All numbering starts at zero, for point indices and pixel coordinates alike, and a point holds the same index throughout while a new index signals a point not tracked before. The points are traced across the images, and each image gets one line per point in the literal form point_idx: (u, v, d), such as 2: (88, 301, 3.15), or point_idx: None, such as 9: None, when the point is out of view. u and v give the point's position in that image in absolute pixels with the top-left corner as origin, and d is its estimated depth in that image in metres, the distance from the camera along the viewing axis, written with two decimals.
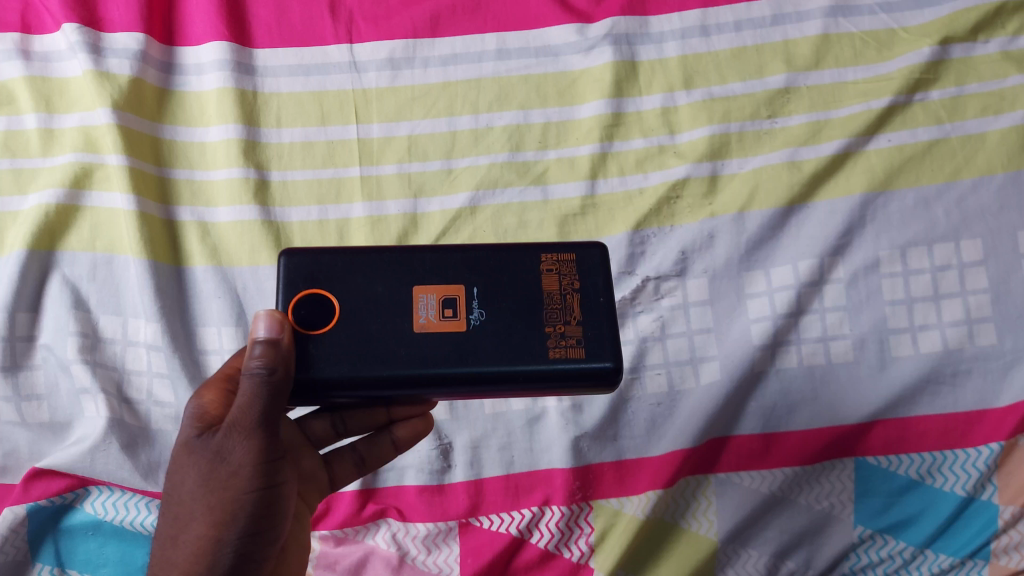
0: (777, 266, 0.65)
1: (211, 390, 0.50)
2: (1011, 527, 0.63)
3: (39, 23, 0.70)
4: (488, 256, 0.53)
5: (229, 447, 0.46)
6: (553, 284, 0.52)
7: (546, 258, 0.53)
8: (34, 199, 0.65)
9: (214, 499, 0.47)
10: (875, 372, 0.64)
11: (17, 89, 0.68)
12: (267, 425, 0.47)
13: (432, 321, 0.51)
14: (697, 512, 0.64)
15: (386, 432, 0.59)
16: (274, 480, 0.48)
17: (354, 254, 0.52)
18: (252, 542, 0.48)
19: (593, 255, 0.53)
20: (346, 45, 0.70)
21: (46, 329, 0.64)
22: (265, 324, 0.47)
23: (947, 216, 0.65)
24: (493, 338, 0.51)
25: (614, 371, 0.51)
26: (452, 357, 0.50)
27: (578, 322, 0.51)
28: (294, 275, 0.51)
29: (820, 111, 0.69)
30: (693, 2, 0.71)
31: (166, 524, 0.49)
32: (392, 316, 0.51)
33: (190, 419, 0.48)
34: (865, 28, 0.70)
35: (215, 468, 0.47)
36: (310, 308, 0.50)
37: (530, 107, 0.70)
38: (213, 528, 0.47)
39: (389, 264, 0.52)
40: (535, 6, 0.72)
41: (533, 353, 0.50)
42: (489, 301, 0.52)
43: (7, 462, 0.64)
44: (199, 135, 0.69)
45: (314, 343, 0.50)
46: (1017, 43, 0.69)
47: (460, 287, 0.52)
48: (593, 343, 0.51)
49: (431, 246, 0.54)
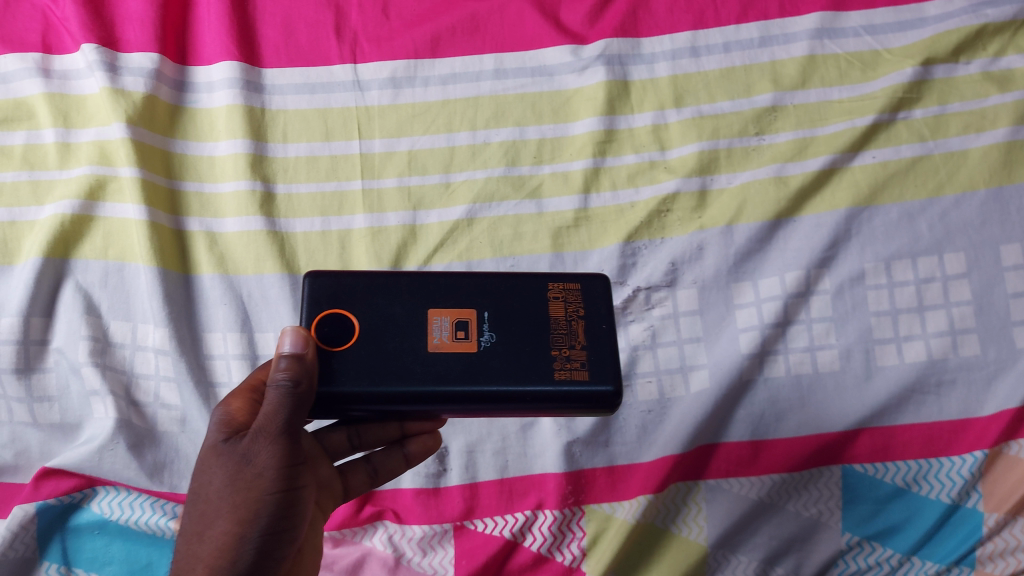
0: (765, 277, 0.67)
1: (238, 398, 0.52)
2: (995, 534, 0.64)
3: (59, 43, 0.73)
4: (497, 282, 0.55)
5: (255, 451, 0.49)
6: (559, 310, 0.55)
7: (553, 286, 0.55)
8: (50, 210, 0.68)
9: (240, 498, 0.48)
10: (861, 381, 0.65)
11: (38, 104, 0.71)
12: (290, 432, 0.49)
13: (446, 342, 0.53)
14: (687, 518, 0.65)
15: (399, 446, 0.61)
16: (295, 483, 0.50)
17: (374, 277, 0.55)
18: (273, 541, 0.50)
19: (597, 285, 0.56)
20: (350, 64, 0.73)
21: (59, 334, 0.66)
22: (291, 339, 0.50)
23: (930, 230, 0.67)
24: (503, 358, 0.53)
25: (615, 394, 0.53)
26: (464, 376, 0.52)
27: (582, 346, 0.54)
28: (317, 295, 0.54)
29: (806, 129, 0.71)
30: (683, 25, 0.74)
31: (191, 521, 0.50)
32: (408, 336, 0.53)
33: (217, 425, 0.51)
34: (850, 49, 0.73)
35: (240, 469, 0.48)
36: (333, 326, 0.53)
37: (526, 123, 0.73)
38: (238, 524, 0.48)
39: (406, 286, 0.55)
40: (532, 27, 0.75)
41: (540, 374, 0.53)
42: (500, 324, 0.54)
43: (19, 461, 0.66)
44: (208, 150, 0.72)
45: (337, 359, 0.52)
46: (998, 64, 0.72)
47: (472, 310, 0.54)
48: (596, 366, 0.53)
49: (446, 271, 0.56)
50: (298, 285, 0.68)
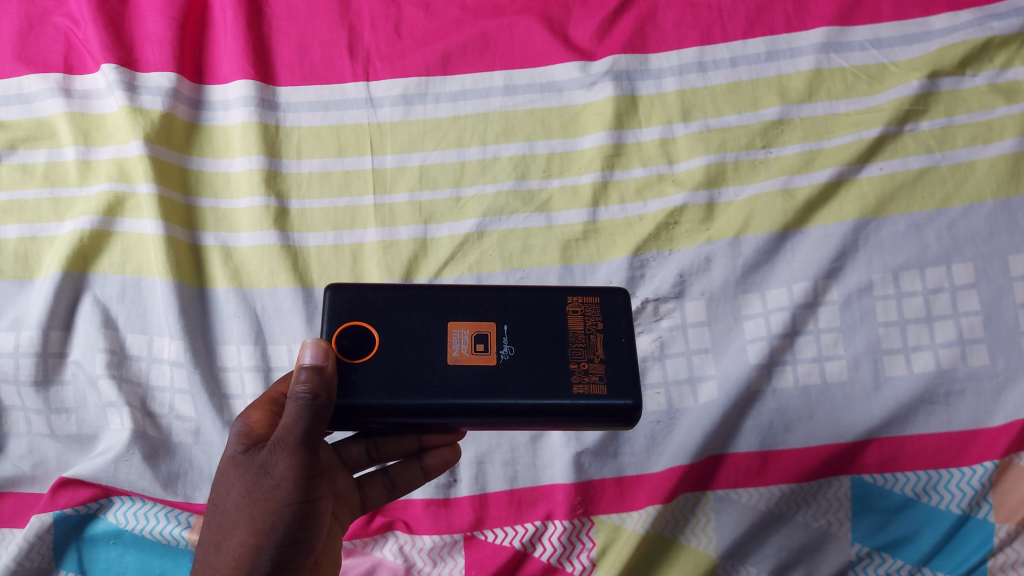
0: (772, 288, 0.68)
1: (258, 410, 0.53)
2: (1007, 545, 0.63)
3: (80, 64, 0.75)
4: (516, 296, 0.56)
5: (273, 462, 0.49)
6: (578, 324, 0.55)
7: (572, 299, 0.56)
8: (70, 226, 0.70)
9: (257, 509, 0.49)
10: (869, 391, 0.65)
11: (59, 123, 0.73)
12: (308, 444, 0.50)
13: (464, 354, 0.54)
14: (696, 529, 0.65)
15: (416, 458, 0.61)
16: (311, 495, 0.50)
17: (394, 290, 0.56)
18: (289, 552, 0.50)
19: (617, 301, 0.56)
20: (363, 82, 0.75)
21: (77, 346, 0.68)
22: (311, 351, 0.50)
23: (938, 241, 0.67)
24: (521, 371, 0.54)
25: (634, 408, 0.53)
26: (482, 389, 0.53)
27: (600, 360, 0.54)
28: (338, 307, 0.55)
29: (812, 142, 0.72)
30: (691, 40, 0.75)
31: (209, 531, 0.51)
32: (428, 349, 0.54)
33: (237, 436, 0.52)
34: (856, 62, 0.74)
35: (258, 480, 0.49)
36: (352, 338, 0.54)
37: (535, 139, 0.74)
38: (255, 535, 0.49)
39: (426, 299, 0.56)
40: (541, 44, 0.76)
41: (558, 387, 0.53)
42: (518, 337, 0.55)
43: (37, 471, 0.67)
44: (224, 166, 0.74)
45: (356, 372, 0.53)
46: (1005, 76, 0.72)
47: (491, 324, 0.55)
48: (613, 380, 0.54)
49: (464, 284, 0.57)
50: (311, 299, 0.69)
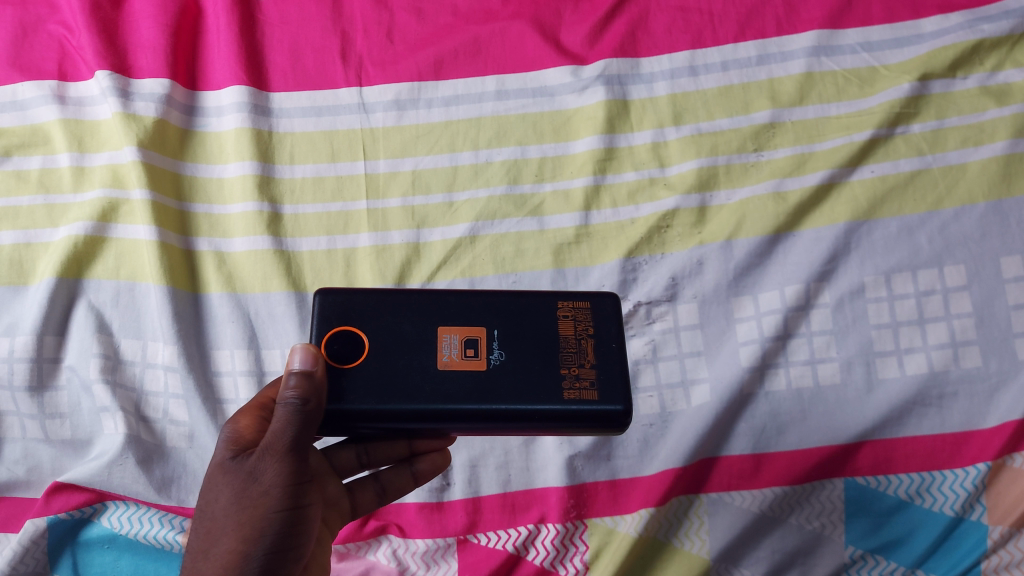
0: (765, 291, 0.68)
1: (247, 416, 0.53)
2: (1001, 546, 0.63)
3: (74, 71, 0.76)
4: (507, 301, 0.56)
5: (262, 469, 0.49)
6: (569, 328, 0.56)
7: (563, 303, 0.56)
8: (65, 232, 0.70)
9: (245, 516, 0.49)
10: (862, 394, 0.65)
11: (53, 130, 0.74)
12: (297, 450, 0.50)
13: (455, 360, 0.54)
14: (690, 531, 0.65)
15: (407, 464, 0.62)
16: (300, 501, 0.51)
17: (385, 295, 0.56)
18: (278, 559, 0.50)
19: (607, 303, 0.57)
20: (356, 87, 0.75)
21: (71, 352, 0.68)
22: (300, 357, 0.51)
23: (930, 243, 0.67)
24: (512, 376, 0.54)
25: (624, 414, 0.53)
26: (472, 394, 0.53)
27: (591, 365, 0.54)
28: (328, 312, 0.55)
29: (804, 145, 0.72)
30: (682, 44, 0.76)
31: (197, 538, 0.51)
32: (419, 354, 0.54)
33: (225, 442, 0.52)
34: (847, 66, 0.74)
35: (247, 487, 0.49)
36: (342, 343, 0.54)
37: (528, 143, 0.74)
38: (243, 542, 0.49)
39: (417, 304, 0.56)
40: (533, 49, 0.76)
41: (550, 393, 0.53)
42: (509, 342, 0.55)
43: (31, 476, 0.68)
44: (218, 172, 0.74)
45: (347, 377, 0.53)
46: (996, 78, 0.73)
47: (482, 329, 0.55)
48: (605, 385, 0.54)
49: (455, 289, 0.57)
50: (305, 303, 0.69)
